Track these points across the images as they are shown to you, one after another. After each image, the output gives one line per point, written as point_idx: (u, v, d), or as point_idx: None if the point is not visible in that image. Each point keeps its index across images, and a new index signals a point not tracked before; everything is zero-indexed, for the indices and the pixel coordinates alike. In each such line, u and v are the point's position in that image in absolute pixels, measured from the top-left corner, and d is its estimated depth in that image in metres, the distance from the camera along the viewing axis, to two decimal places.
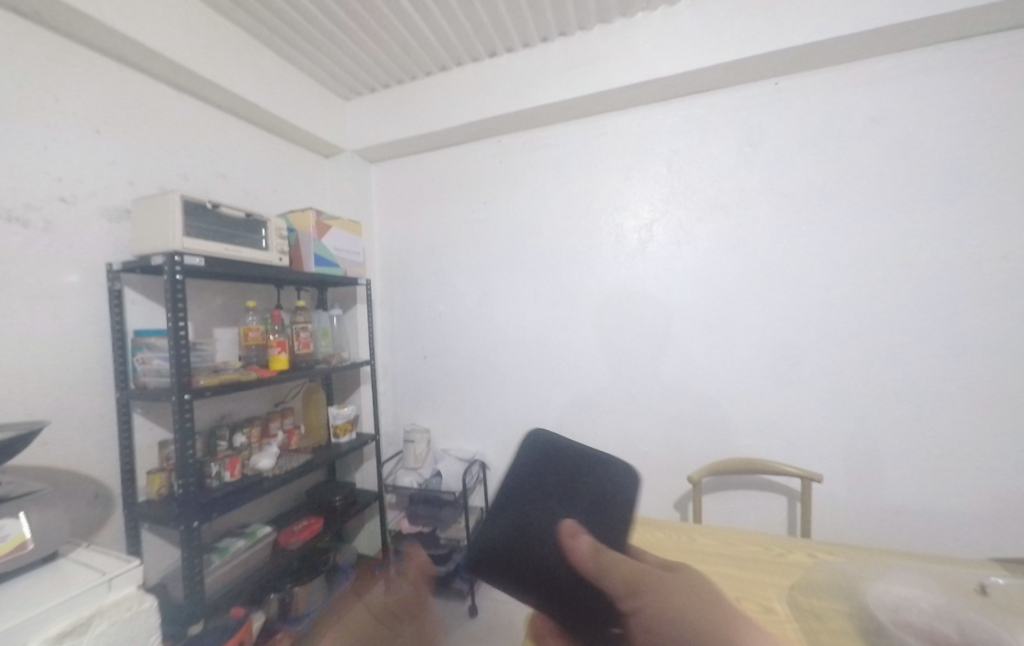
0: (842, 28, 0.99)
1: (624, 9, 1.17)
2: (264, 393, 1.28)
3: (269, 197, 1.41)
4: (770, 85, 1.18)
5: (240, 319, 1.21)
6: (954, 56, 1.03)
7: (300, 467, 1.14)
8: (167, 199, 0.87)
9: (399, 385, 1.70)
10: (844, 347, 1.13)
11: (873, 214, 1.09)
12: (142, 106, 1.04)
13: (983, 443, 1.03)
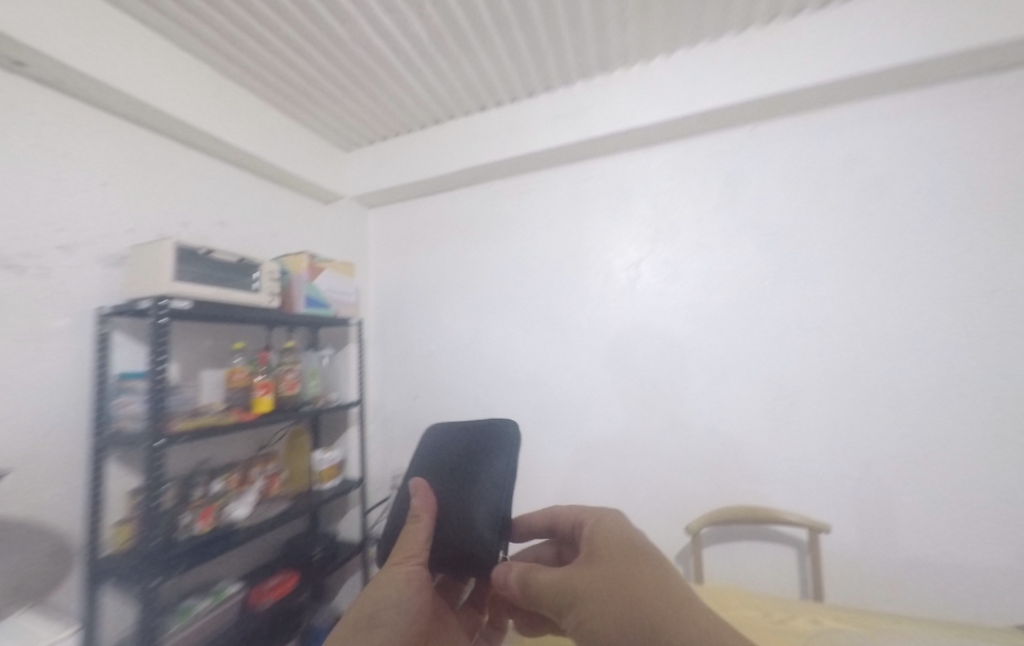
0: (808, 79, 1.06)
1: (604, 67, 1.27)
2: (246, 436, 1.25)
3: (267, 241, 1.47)
4: (746, 132, 1.24)
5: (227, 360, 1.21)
6: (915, 104, 1.09)
7: (277, 518, 1.08)
8: (162, 245, 0.90)
9: (389, 425, 1.66)
10: (840, 384, 1.10)
11: (855, 250, 1.11)
12: (149, 160, 1.11)
13: (999, 488, 0.97)
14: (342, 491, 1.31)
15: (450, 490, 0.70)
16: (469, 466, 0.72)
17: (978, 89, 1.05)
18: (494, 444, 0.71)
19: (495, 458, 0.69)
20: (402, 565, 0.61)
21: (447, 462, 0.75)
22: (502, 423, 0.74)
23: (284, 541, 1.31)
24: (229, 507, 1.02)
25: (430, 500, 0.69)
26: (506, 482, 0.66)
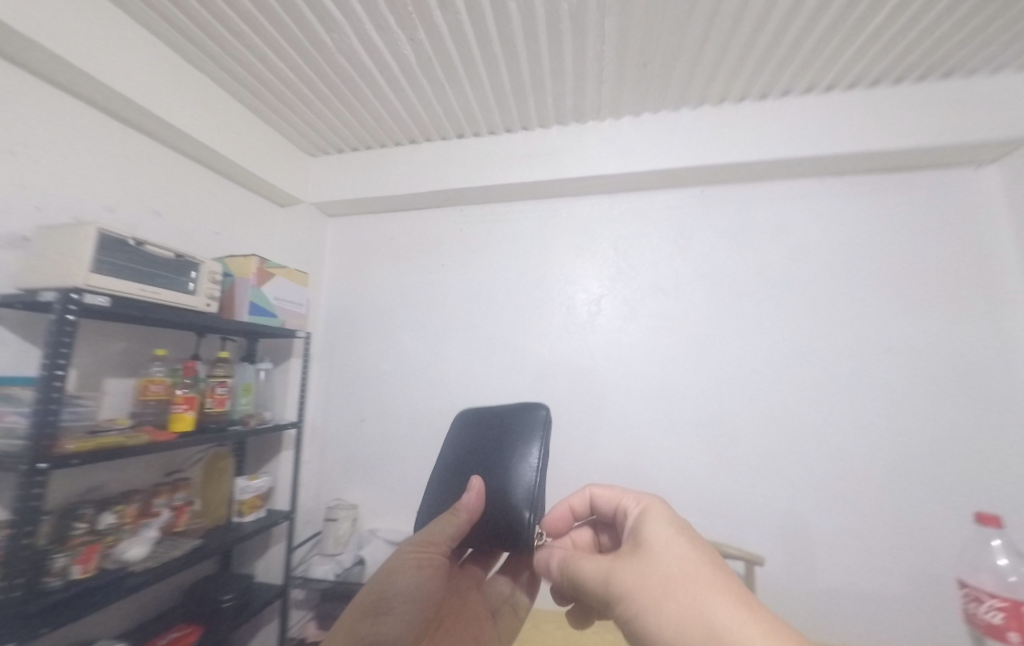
0: (749, 156, 1.24)
1: (578, 117, 1.37)
2: (152, 460, 1.07)
3: (208, 239, 1.33)
4: (696, 192, 1.41)
5: (141, 369, 1.05)
6: (825, 189, 1.32)
7: (182, 558, 0.92)
8: (81, 231, 0.77)
9: (328, 450, 1.52)
10: (769, 422, 1.22)
11: (781, 305, 1.28)
12: (76, 134, 0.98)
13: (891, 519, 1.12)
14: (266, 525, 1.16)
15: (490, 468, 0.77)
16: (493, 458, 0.78)
17: (870, 184, 1.30)
18: (528, 429, 0.78)
19: (531, 441, 0.76)
20: (417, 558, 0.63)
21: (484, 447, 0.83)
22: (534, 412, 0.81)
23: (186, 588, 1.11)
24: (121, 546, 0.85)
25: (478, 505, 0.69)
26: (538, 460, 0.72)
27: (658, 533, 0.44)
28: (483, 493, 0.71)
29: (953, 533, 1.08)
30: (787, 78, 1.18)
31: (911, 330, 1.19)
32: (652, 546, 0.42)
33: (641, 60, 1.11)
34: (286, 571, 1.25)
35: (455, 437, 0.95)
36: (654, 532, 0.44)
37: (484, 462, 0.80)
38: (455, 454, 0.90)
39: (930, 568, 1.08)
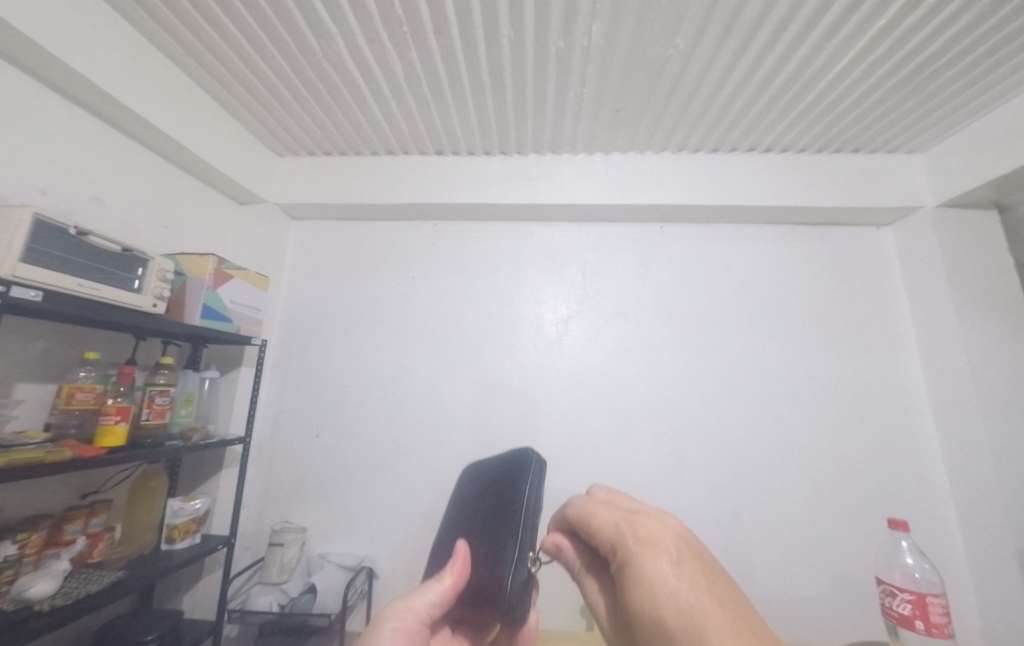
0: (704, 200, 1.40)
1: (555, 149, 1.46)
2: (67, 479, 0.94)
3: (156, 233, 1.21)
4: (657, 227, 1.54)
5: (64, 374, 0.92)
6: (764, 235, 1.51)
7: (98, 595, 0.80)
8: (11, 214, 0.69)
9: (276, 468, 1.41)
10: (715, 440, 1.34)
11: (728, 335, 1.42)
12: (8, 104, 0.87)
13: (815, 528, 1.26)
14: (201, 552, 1.04)
15: (487, 523, 0.70)
16: (496, 510, 0.70)
17: (798, 234, 1.51)
18: (519, 473, 0.70)
19: (521, 480, 0.68)
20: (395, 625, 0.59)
21: (482, 508, 0.77)
22: (526, 456, 0.73)
23: (95, 629, 0.97)
24: (23, 581, 0.73)
25: (464, 571, 0.65)
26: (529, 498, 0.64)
27: (649, 601, 0.43)
28: (468, 557, 0.65)
29: (863, 540, 1.25)
30: (735, 137, 1.36)
31: (830, 361, 1.39)
32: (648, 627, 0.43)
33: (615, 105, 1.22)
34: (221, 604, 1.13)
35: (463, 498, 0.91)
36: (646, 603, 0.44)
37: (482, 524, 0.72)
38: (461, 515, 0.85)
39: (846, 572, 1.23)
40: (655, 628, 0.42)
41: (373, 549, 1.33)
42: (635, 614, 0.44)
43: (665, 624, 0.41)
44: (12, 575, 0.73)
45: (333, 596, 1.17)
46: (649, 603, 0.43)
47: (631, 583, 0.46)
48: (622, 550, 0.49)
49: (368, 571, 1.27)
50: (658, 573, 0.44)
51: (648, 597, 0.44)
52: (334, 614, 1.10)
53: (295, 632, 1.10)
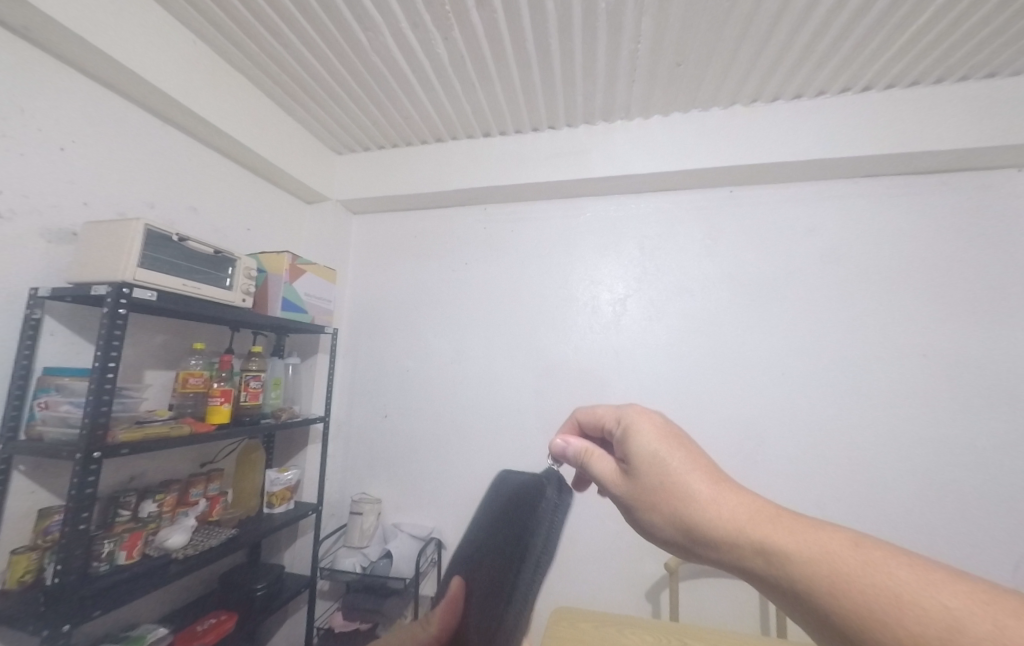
0: (785, 156, 1.22)
1: (607, 116, 1.36)
2: (189, 450, 1.11)
3: (241, 235, 1.35)
4: (726, 192, 1.38)
5: (179, 361, 1.08)
6: (864, 191, 1.29)
7: (218, 548, 0.94)
8: (128, 227, 0.79)
9: (351, 445, 1.55)
10: (797, 427, 1.21)
11: (813, 310, 1.25)
12: (121, 131, 1.01)
13: (925, 528, 1.10)
14: (295, 517, 1.18)
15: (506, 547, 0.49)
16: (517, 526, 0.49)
17: (908, 186, 1.26)
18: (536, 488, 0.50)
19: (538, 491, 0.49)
20: None
21: (496, 532, 0.56)
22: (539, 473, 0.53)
23: (220, 575, 1.15)
24: (162, 533, 0.88)
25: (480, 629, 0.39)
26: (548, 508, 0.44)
27: (657, 450, 0.47)
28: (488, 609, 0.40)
29: (992, 544, 1.06)
30: (824, 79, 1.16)
31: (951, 336, 1.16)
32: (655, 468, 0.45)
33: (675, 59, 1.09)
34: (314, 562, 1.28)
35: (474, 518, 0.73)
36: (654, 451, 0.47)
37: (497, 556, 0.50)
38: (473, 540, 0.66)
39: (967, 579, 1.06)
40: (656, 466, 0.46)
41: (440, 522, 1.41)
42: (638, 462, 0.47)
43: (669, 463, 0.45)
44: (154, 527, 0.88)
45: (407, 562, 1.28)
46: (657, 450, 0.46)
47: (633, 436, 0.49)
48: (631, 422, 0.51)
49: (436, 542, 1.37)
50: (659, 430, 0.49)
51: (657, 445, 0.47)
52: (408, 579, 1.21)
53: (376, 591, 1.22)
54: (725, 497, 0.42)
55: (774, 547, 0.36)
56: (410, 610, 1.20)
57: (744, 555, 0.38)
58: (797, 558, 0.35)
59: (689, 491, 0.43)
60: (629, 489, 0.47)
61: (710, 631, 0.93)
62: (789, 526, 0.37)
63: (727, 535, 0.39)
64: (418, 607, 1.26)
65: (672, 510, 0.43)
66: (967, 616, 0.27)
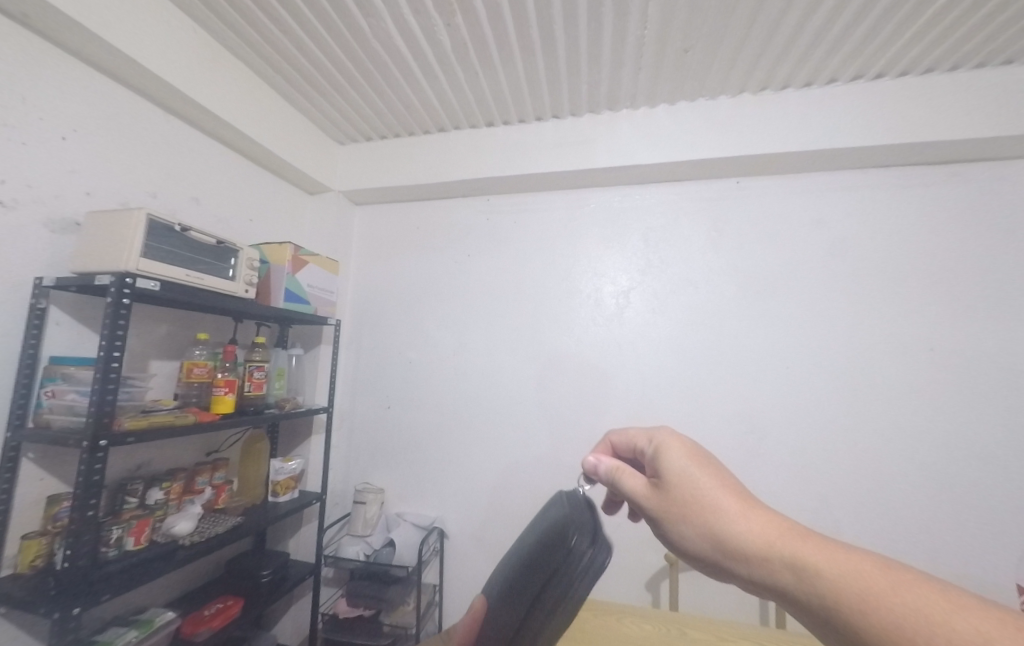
0: (793, 146, 1.19)
1: (612, 105, 1.33)
2: (194, 439, 1.12)
3: (243, 226, 1.35)
4: (732, 183, 1.36)
5: (184, 352, 1.09)
6: (873, 181, 1.26)
7: (224, 535, 0.96)
8: (130, 216, 0.79)
9: (355, 436, 1.56)
10: (800, 421, 1.20)
11: (819, 303, 1.24)
12: (123, 121, 1.00)
13: (927, 522, 1.10)
14: (299, 505, 1.20)
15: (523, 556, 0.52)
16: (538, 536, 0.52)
17: (919, 177, 1.23)
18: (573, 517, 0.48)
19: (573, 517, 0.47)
20: None
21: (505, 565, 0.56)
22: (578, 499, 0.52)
23: (226, 562, 1.17)
24: (169, 520, 0.90)
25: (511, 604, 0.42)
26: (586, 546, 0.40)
27: (688, 467, 0.49)
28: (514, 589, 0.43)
29: (994, 538, 1.06)
30: (835, 66, 1.13)
31: (959, 330, 1.15)
32: (686, 482, 0.48)
33: (683, 46, 1.07)
34: (318, 550, 1.30)
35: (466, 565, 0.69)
36: (684, 467, 0.49)
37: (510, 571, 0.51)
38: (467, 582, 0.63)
39: (968, 572, 1.06)
40: (689, 482, 0.47)
41: (442, 512, 1.42)
42: (670, 477, 0.49)
43: (700, 480, 0.47)
44: (161, 514, 0.90)
45: (409, 551, 1.29)
46: (687, 466, 0.49)
47: (664, 456, 0.51)
48: (662, 442, 0.54)
49: (439, 532, 1.38)
50: (689, 451, 0.51)
51: (686, 462, 0.49)
52: (410, 567, 1.22)
53: (379, 579, 1.24)
54: (756, 514, 0.43)
55: (807, 564, 0.38)
56: (412, 597, 1.23)
57: (776, 571, 0.39)
58: (831, 577, 0.37)
59: (721, 506, 0.45)
60: (659, 503, 0.48)
61: (709, 621, 0.94)
62: (820, 545, 0.39)
63: (760, 552, 0.40)
64: (421, 595, 1.28)
65: (704, 525, 0.44)
66: (1000, 637, 0.28)
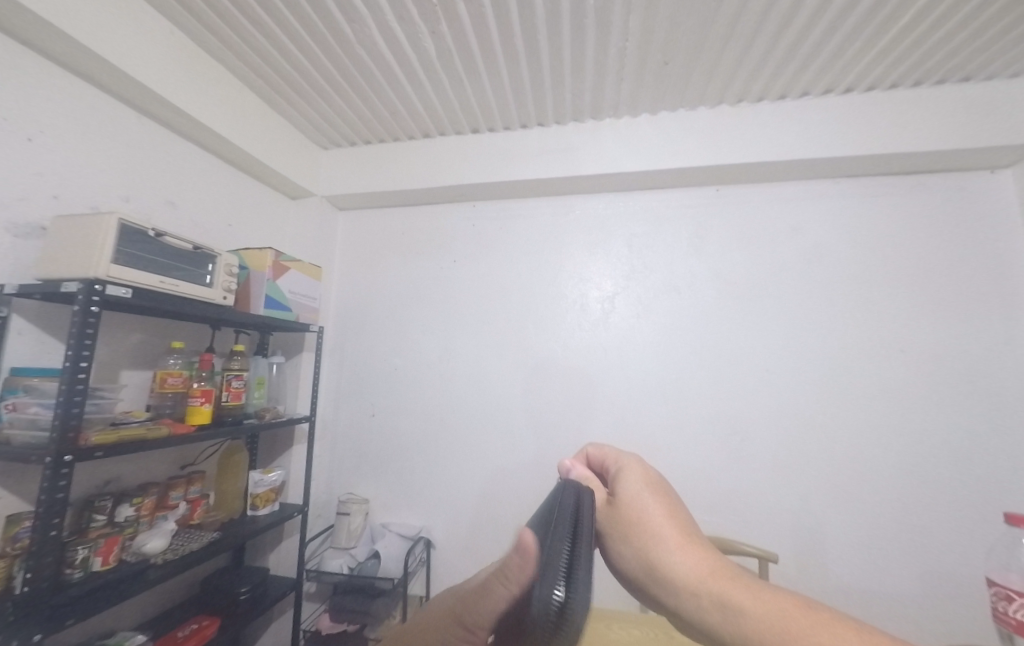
0: (769, 156, 1.24)
1: (596, 114, 1.36)
2: (168, 452, 1.08)
3: (221, 231, 1.32)
4: (712, 191, 1.40)
5: (157, 361, 1.05)
6: (844, 190, 1.32)
7: (200, 552, 0.92)
8: (101, 221, 0.76)
9: (338, 445, 1.53)
10: (780, 422, 1.24)
11: (797, 307, 1.28)
12: (94, 122, 0.97)
13: (901, 519, 1.14)
14: (280, 518, 1.16)
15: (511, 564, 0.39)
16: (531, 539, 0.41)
17: (887, 186, 1.30)
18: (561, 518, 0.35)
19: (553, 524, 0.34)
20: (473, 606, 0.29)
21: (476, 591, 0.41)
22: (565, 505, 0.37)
23: (201, 580, 1.12)
24: (139, 538, 0.86)
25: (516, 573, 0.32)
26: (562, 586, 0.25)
27: (641, 491, 0.48)
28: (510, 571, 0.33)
29: (962, 533, 1.11)
30: (808, 79, 1.18)
31: (926, 332, 1.20)
32: (636, 505, 0.46)
33: (664, 57, 1.10)
34: (300, 564, 1.27)
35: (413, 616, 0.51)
36: (637, 492, 0.48)
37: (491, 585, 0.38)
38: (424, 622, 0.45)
39: (938, 567, 1.11)
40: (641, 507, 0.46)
41: (429, 521, 1.40)
42: (623, 498, 0.48)
43: (649, 505, 0.46)
44: (131, 533, 0.86)
45: (395, 563, 1.26)
46: (640, 492, 0.47)
47: (625, 478, 0.50)
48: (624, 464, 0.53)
49: (425, 541, 1.36)
50: (650, 478, 0.50)
51: (639, 487, 0.48)
52: (396, 579, 1.20)
53: (363, 592, 1.21)
54: (699, 551, 0.42)
55: (737, 606, 0.37)
56: (398, 610, 1.20)
57: (706, 613, 0.38)
58: (762, 626, 0.35)
59: (664, 533, 0.43)
60: (606, 518, 0.46)
61: None
62: (757, 592, 0.38)
63: (691, 587, 0.39)
64: (407, 607, 1.26)
65: (642, 551, 0.43)
66: None
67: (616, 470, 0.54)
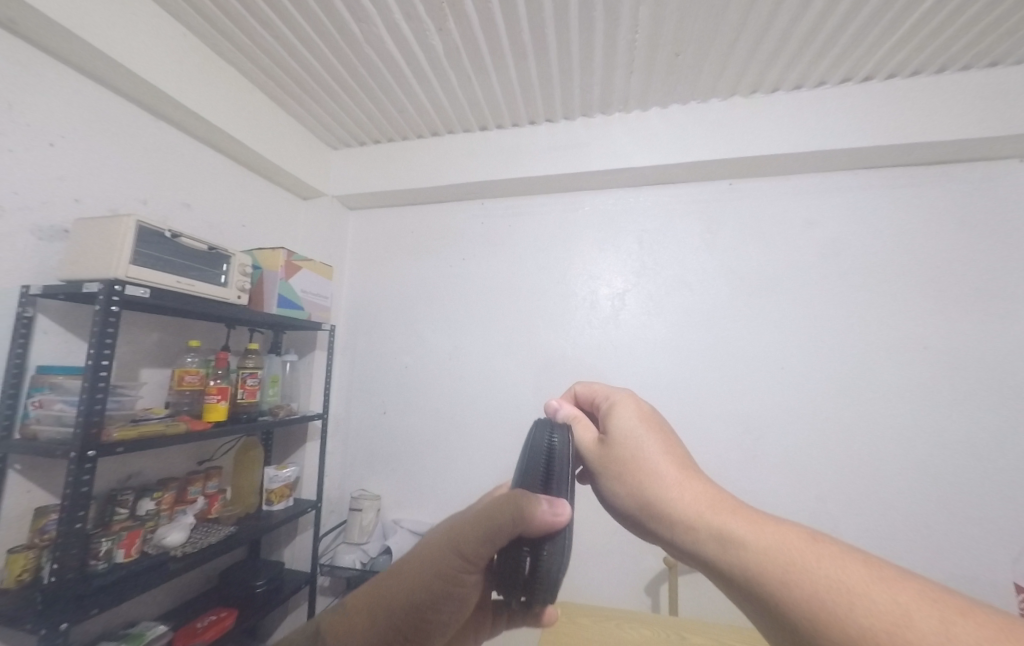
0: (785, 148, 1.20)
1: (605, 109, 1.34)
2: (187, 448, 1.10)
3: (235, 232, 1.34)
4: (725, 185, 1.37)
5: (176, 360, 1.08)
6: (865, 182, 1.27)
7: (217, 545, 0.94)
8: (120, 223, 0.78)
9: (350, 441, 1.55)
10: (796, 421, 1.21)
11: (814, 303, 1.25)
12: (113, 127, 1.00)
13: (924, 521, 1.10)
14: (295, 513, 1.19)
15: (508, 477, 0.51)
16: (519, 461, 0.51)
17: (910, 177, 1.25)
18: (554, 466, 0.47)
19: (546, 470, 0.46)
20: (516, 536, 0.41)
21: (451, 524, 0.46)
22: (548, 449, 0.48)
23: (219, 572, 1.16)
24: (160, 531, 0.88)
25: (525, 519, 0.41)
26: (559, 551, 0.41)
27: (636, 432, 0.51)
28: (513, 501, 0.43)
29: (990, 537, 1.07)
30: (825, 69, 1.14)
31: (951, 328, 1.16)
32: (630, 446, 0.50)
33: (674, 49, 1.08)
34: (314, 558, 1.29)
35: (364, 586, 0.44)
36: (631, 433, 0.51)
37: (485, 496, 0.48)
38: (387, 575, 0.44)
39: (963, 572, 1.07)
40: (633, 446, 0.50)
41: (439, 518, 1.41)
42: (618, 440, 0.51)
43: (643, 444, 0.49)
44: (152, 526, 0.88)
45: None
46: (634, 432, 0.51)
47: (618, 415, 0.54)
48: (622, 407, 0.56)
49: None
50: (646, 419, 0.53)
51: (633, 428, 0.51)
52: None
53: None
54: (695, 485, 0.44)
55: (729, 535, 0.38)
56: None
57: (700, 539, 0.39)
58: (755, 555, 0.35)
59: (657, 470, 0.46)
60: (603, 460, 0.51)
61: (709, 625, 0.94)
62: (751, 517, 0.39)
63: (683, 517, 0.41)
64: None
65: (637, 488, 0.46)
66: (918, 611, 0.28)
67: (610, 409, 0.56)
